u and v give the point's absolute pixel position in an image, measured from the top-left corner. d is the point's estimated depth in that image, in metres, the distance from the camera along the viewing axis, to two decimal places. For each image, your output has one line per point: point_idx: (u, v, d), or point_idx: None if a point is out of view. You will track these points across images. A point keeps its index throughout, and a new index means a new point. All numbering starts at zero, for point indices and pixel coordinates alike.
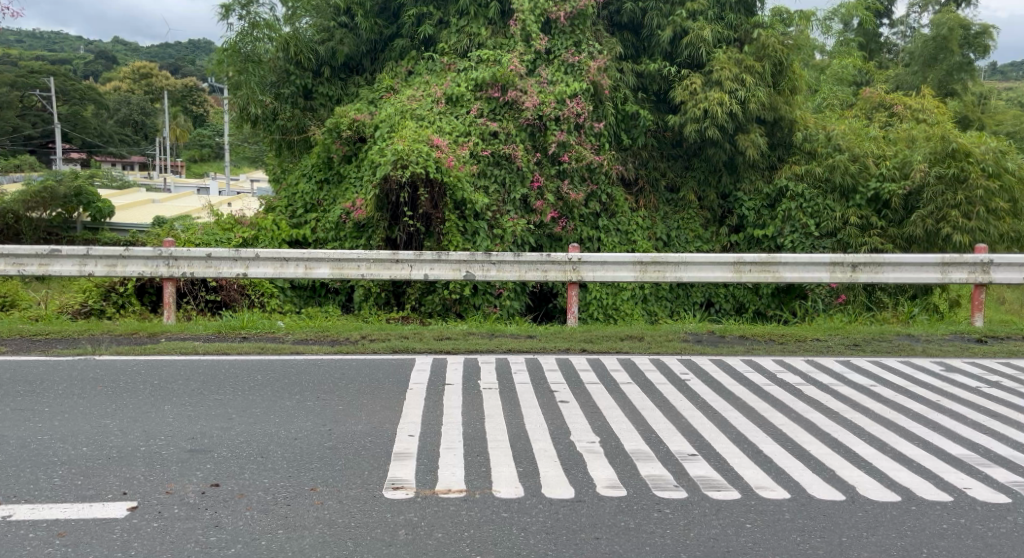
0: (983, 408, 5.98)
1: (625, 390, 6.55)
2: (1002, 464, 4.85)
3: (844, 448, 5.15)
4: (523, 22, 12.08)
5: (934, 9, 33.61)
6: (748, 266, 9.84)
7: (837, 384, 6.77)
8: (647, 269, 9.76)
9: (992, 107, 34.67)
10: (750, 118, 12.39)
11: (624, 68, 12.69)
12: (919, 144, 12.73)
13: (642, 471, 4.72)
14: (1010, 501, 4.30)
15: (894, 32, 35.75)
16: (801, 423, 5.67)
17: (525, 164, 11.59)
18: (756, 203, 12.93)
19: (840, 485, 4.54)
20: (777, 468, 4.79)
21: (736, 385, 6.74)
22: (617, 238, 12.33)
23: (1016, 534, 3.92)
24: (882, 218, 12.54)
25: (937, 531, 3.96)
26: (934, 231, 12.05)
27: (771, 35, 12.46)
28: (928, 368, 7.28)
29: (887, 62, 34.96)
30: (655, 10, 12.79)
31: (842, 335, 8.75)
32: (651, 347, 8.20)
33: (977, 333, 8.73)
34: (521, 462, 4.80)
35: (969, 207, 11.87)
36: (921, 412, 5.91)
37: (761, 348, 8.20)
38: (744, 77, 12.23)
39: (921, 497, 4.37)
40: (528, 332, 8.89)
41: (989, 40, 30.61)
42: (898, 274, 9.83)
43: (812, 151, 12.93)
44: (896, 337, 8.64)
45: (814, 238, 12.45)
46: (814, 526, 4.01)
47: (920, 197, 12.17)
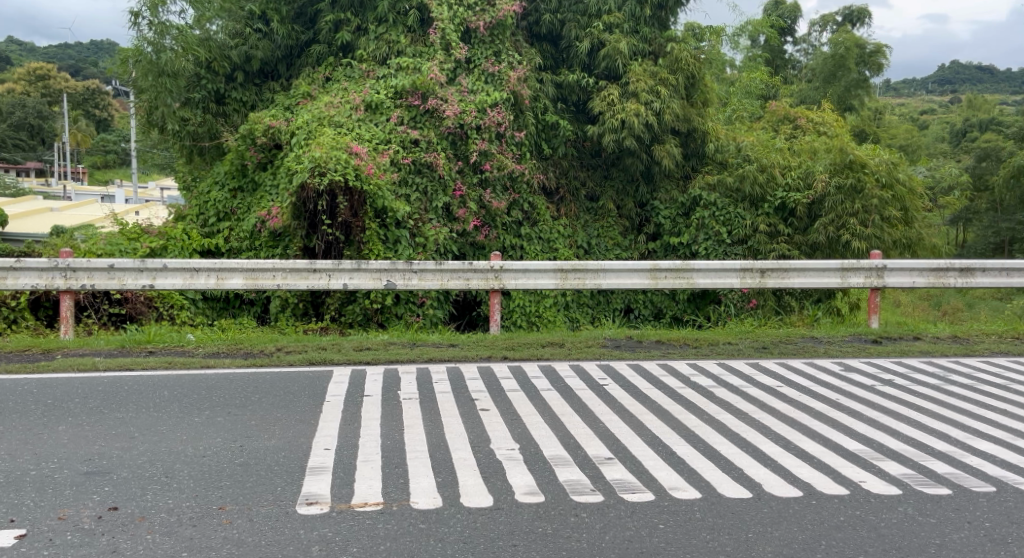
0: (877, 405, 6.30)
1: (545, 396, 6.60)
2: (894, 457, 5.12)
3: (752, 447, 5.34)
4: (443, 30, 12.11)
5: (832, 28, 35.32)
6: (664, 272, 10.06)
7: (746, 386, 7.02)
8: (567, 277, 9.88)
9: (886, 122, 36.68)
10: (665, 129, 12.73)
11: (544, 78, 12.84)
12: (821, 156, 13.35)
13: (561, 476, 4.77)
14: (902, 492, 4.53)
15: (797, 49, 37.41)
16: (714, 424, 5.85)
17: (447, 172, 11.57)
18: (672, 211, 13.27)
19: (748, 483, 4.70)
20: (690, 469, 4.93)
21: (652, 389, 6.90)
22: (539, 246, 12.53)
23: (906, 524, 4.14)
24: (789, 226, 13.08)
25: (835, 523, 4.15)
26: (836, 237, 12.62)
27: (684, 49, 12.84)
28: (829, 368, 7.63)
29: (792, 78, 36.51)
30: (573, 21, 13.02)
31: (752, 338, 9.06)
32: (572, 353, 8.32)
33: (873, 334, 9.24)
34: (440, 472, 4.78)
35: (866, 216, 12.48)
36: (822, 410, 6.19)
37: (676, 353, 8.42)
38: (659, 89, 12.55)
39: (821, 491, 4.57)
40: (450, 340, 8.87)
41: (882, 59, 32.42)
42: (804, 280, 10.25)
43: (723, 162, 13.51)
44: (801, 339, 9.03)
45: (727, 245, 12.92)
46: (723, 524, 4.14)
47: (823, 206, 12.75)
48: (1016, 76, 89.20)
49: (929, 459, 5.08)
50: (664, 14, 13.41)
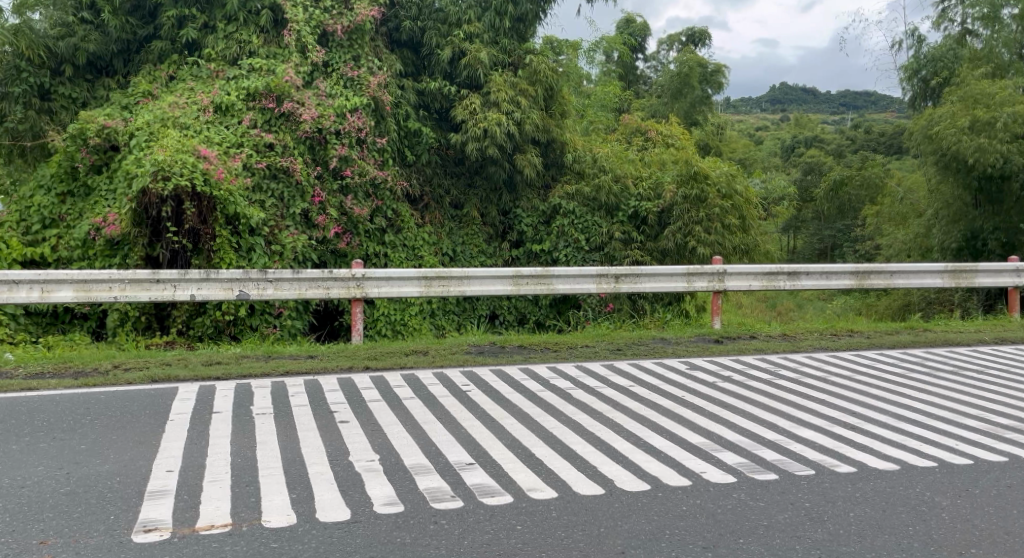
0: (718, 400, 6.71)
1: (407, 405, 6.56)
2: (731, 448, 5.47)
3: (605, 445, 5.55)
4: (298, 32, 11.76)
5: (678, 47, 37.32)
6: (525, 278, 10.28)
7: (601, 386, 7.27)
8: (431, 284, 9.87)
9: (727, 138, 39.22)
10: (525, 138, 13.00)
11: (405, 86, 12.79)
12: (669, 167, 14.13)
13: (421, 485, 4.76)
14: (737, 480, 4.85)
15: (648, 66, 39.33)
16: (571, 425, 6.02)
17: (305, 178, 11.29)
18: (534, 219, 13.57)
19: (600, 480, 4.88)
20: (546, 470, 5.05)
21: (513, 393, 7.02)
22: (403, 253, 12.45)
23: (740, 508, 4.44)
24: (641, 233, 13.73)
25: (678, 512, 4.39)
26: (683, 244, 13.37)
27: (542, 61, 13.09)
28: (675, 367, 8.05)
29: (642, 93, 38.28)
30: (433, 30, 13.05)
31: (608, 340, 9.46)
32: (436, 360, 8.31)
33: (715, 334, 9.83)
34: (296, 488, 4.65)
35: (709, 223, 13.31)
36: (670, 407, 6.51)
37: (537, 357, 8.61)
38: (519, 100, 12.81)
39: (666, 484, 4.81)
40: (308, 352, 8.65)
41: (723, 79, 34.64)
42: (652, 284, 10.75)
43: (580, 172, 13.83)
44: (652, 340, 9.49)
45: (585, 252, 13.40)
46: (577, 521, 4.27)
47: (671, 214, 13.48)
48: (834, 97, 98.09)
49: (761, 448, 5.46)
50: (523, 26, 13.60)
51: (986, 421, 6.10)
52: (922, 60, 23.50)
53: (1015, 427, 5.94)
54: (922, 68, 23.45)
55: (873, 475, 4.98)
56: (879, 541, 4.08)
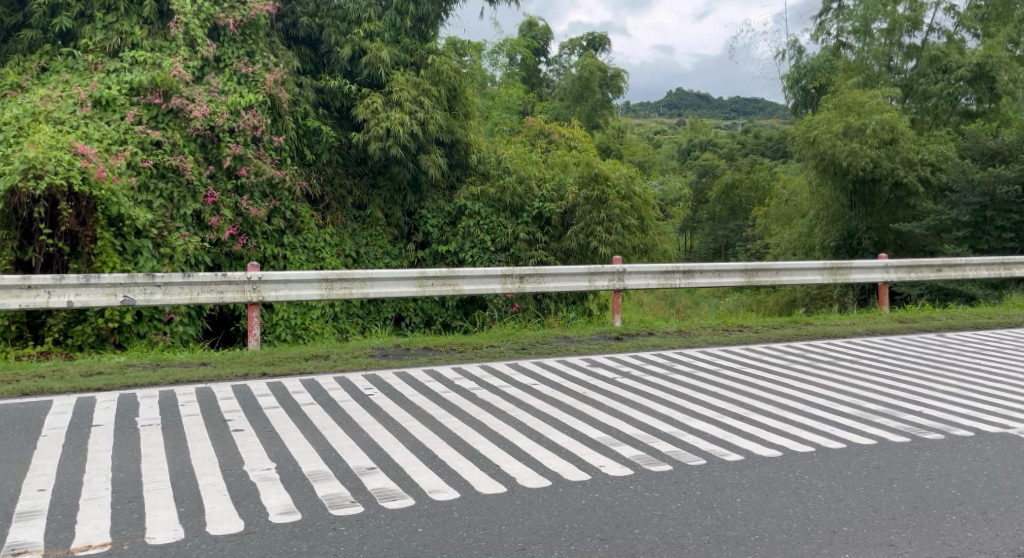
0: (617, 396, 6.83)
1: (306, 411, 6.37)
2: (629, 441, 5.57)
3: (508, 443, 5.54)
4: (186, 25, 11.25)
5: (580, 51, 37.91)
6: (430, 279, 10.16)
7: (505, 386, 7.28)
8: (332, 287, 9.63)
9: (627, 141, 40.15)
10: (429, 139, 12.88)
11: (303, 83, 12.46)
12: (571, 169, 14.32)
13: (319, 492, 4.62)
14: (633, 472, 4.94)
15: (550, 69, 39.79)
16: (474, 425, 5.98)
17: (196, 178, 10.84)
18: (439, 220, 13.43)
19: (502, 478, 4.86)
20: (448, 470, 5.00)
21: (417, 395, 6.93)
22: (304, 255, 12.16)
23: (636, 500, 4.52)
24: (545, 234, 13.87)
25: (578, 506, 4.43)
26: (585, 244, 13.63)
27: (444, 62, 13.01)
28: (577, 364, 8.16)
29: (545, 95, 38.72)
30: (332, 27, 12.77)
31: (513, 340, 9.47)
32: (337, 364, 8.12)
33: (616, 332, 10.01)
34: (184, 501, 4.43)
35: (609, 224, 13.65)
36: (571, 404, 6.58)
37: (443, 358, 8.53)
38: (422, 100, 12.66)
39: (566, 479, 4.85)
40: (201, 359, 8.28)
41: (622, 83, 35.40)
42: (556, 283, 10.84)
43: (485, 173, 13.81)
44: (556, 338, 9.58)
45: (491, 253, 13.41)
46: (478, 520, 4.24)
47: (573, 215, 13.73)
48: (726, 103, 102.04)
49: (658, 440, 5.58)
50: (425, 27, 13.50)
51: (859, 407, 6.47)
52: (802, 69, 24.55)
53: (885, 411, 6.33)
54: (802, 77, 24.51)
55: (759, 462, 5.17)
56: (763, 524, 4.25)
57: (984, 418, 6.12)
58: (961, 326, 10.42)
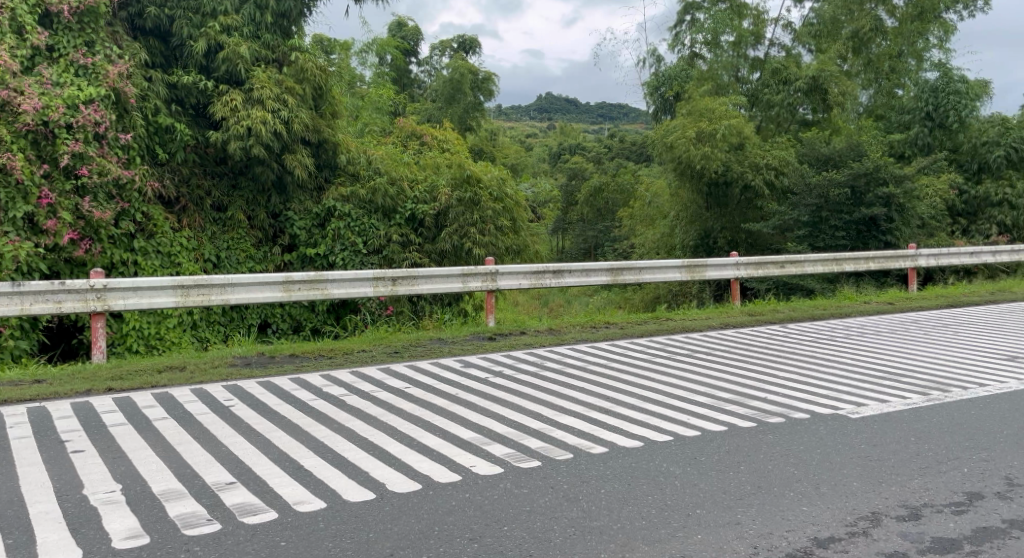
0: (489, 395, 6.90)
1: (159, 427, 6.05)
2: (499, 440, 5.64)
3: (378, 449, 5.47)
4: (13, 11, 10.34)
5: (450, 53, 37.97)
6: (297, 284, 9.86)
7: (377, 391, 7.19)
8: (188, 293, 9.18)
9: (499, 143, 40.58)
10: (294, 138, 12.47)
11: (153, 77, 11.80)
12: (443, 171, 14.36)
13: (171, 512, 4.40)
14: (503, 470, 5.02)
15: (421, 70, 39.70)
16: (343, 432, 5.88)
17: (28, 177, 9.91)
18: (306, 222, 13.05)
19: (371, 485, 4.81)
20: (315, 480, 4.89)
21: (282, 404, 6.72)
22: (157, 260, 11.61)
23: (506, 497, 4.60)
24: (419, 236, 13.81)
25: (447, 508, 4.45)
26: (459, 245, 13.68)
27: (308, 60, 12.70)
28: (450, 366, 8.17)
29: (416, 96, 38.53)
30: (184, 19, 12.15)
31: (385, 344, 9.36)
32: (195, 376, 7.74)
33: (489, 332, 10.09)
34: (13, 532, 4.10)
35: (483, 225, 13.80)
36: (444, 406, 6.58)
37: (310, 365, 8.31)
38: (286, 98, 12.29)
39: (437, 481, 4.85)
40: (35, 376, 7.66)
41: (493, 86, 35.73)
42: (430, 285, 10.80)
43: (355, 174, 13.58)
44: (429, 341, 9.54)
45: (362, 255, 13.19)
46: (345, 529, 4.18)
47: (447, 217, 13.76)
48: (593, 109, 105.18)
49: (528, 437, 5.69)
50: (286, 22, 13.03)
51: (713, 396, 6.86)
52: (660, 78, 25.81)
53: (736, 399, 6.75)
54: (661, 84, 25.74)
55: (623, 453, 5.38)
56: (625, 513, 4.43)
57: (821, 401, 6.65)
58: (801, 317, 11.25)
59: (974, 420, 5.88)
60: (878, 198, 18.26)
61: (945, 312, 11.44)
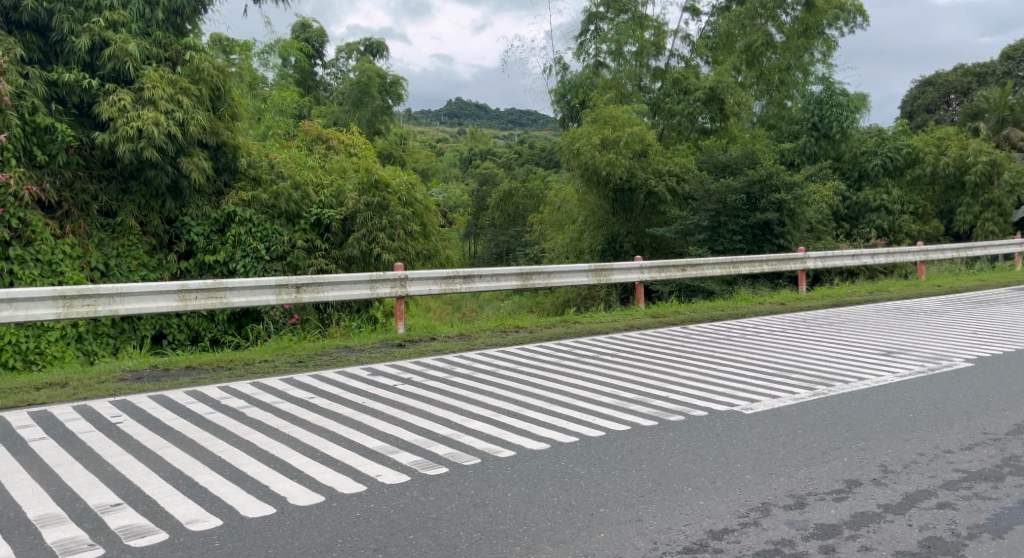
0: (396, 403, 6.87)
1: (36, 448, 5.75)
2: (406, 447, 5.64)
3: (280, 462, 5.37)
4: None
5: (357, 56, 37.55)
6: (193, 292, 9.55)
7: (279, 401, 7.04)
8: (72, 305, 8.73)
9: (409, 148, 40.43)
10: (190, 140, 12.04)
11: (30, 74, 11.12)
12: (350, 175, 14.25)
13: (49, 538, 4.20)
14: (410, 478, 5.02)
15: (327, 72, 39.20)
16: (242, 446, 5.74)
17: None
18: (205, 228, 12.61)
19: (271, 499, 4.73)
20: (210, 497, 4.76)
21: (176, 419, 6.50)
22: (37, 269, 11.00)
23: (412, 505, 4.61)
24: (325, 241, 13.62)
25: (351, 519, 4.42)
26: (368, 251, 13.52)
27: (204, 59, 12.33)
28: (357, 374, 8.08)
29: (322, 99, 37.96)
30: (65, 13, 11.55)
31: (289, 353, 9.18)
32: (79, 392, 7.40)
33: (398, 339, 10.04)
34: None
35: (392, 230, 13.65)
36: (349, 415, 6.51)
37: (206, 378, 8.05)
38: (180, 99, 11.87)
39: (340, 492, 4.81)
40: None
41: (401, 90, 35.53)
42: (336, 292, 10.63)
43: (257, 177, 13.28)
44: (335, 349, 9.41)
45: (265, 262, 12.97)
46: (243, 546, 4.09)
47: (354, 222, 13.63)
48: (502, 114, 105.89)
49: (435, 444, 5.70)
50: (180, 20, 12.73)
51: (618, 396, 7.06)
52: (566, 85, 25.71)
53: (638, 399, 6.96)
54: (567, 92, 25.77)
55: (529, 456, 5.47)
56: (530, 515, 4.52)
57: (718, 398, 6.95)
58: (702, 318, 11.69)
59: (855, 412, 6.28)
60: (771, 204, 19.16)
61: (831, 310, 12.13)
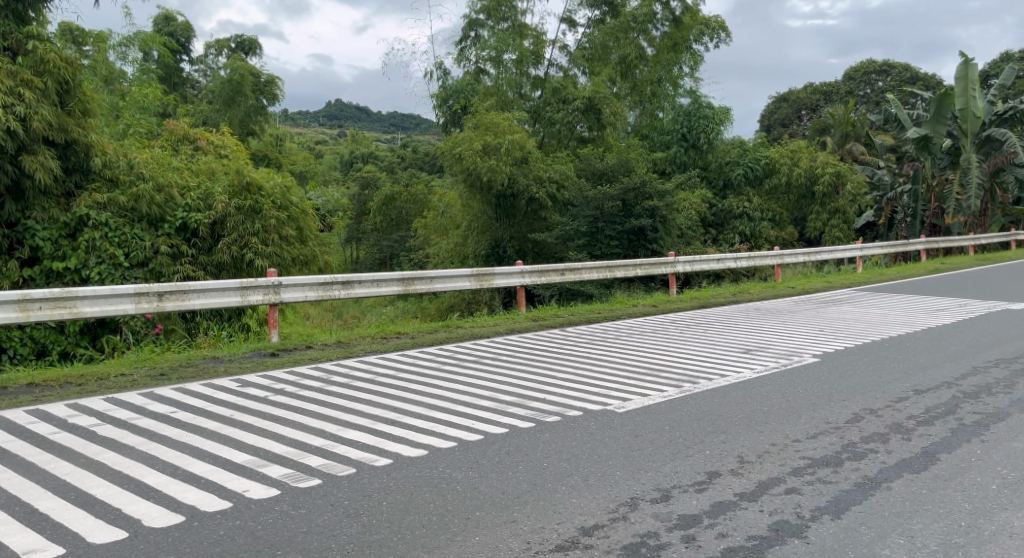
0: (267, 414, 6.69)
1: None
2: (277, 460, 5.50)
3: (135, 482, 5.12)
4: None
5: (227, 53, 36.23)
6: (37, 302, 8.89)
7: (135, 418, 6.70)
8: None
9: (285, 150, 39.43)
10: (34, 137, 11.10)
11: None
12: (218, 178, 13.81)
13: None
14: (280, 492, 4.92)
15: (195, 68, 37.68)
16: (91, 467, 5.42)
17: None
18: (53, 232, 11.62)
19: (125, 522, 4.51)
20: (53, 524, 4.48)
21: (17, 441, 6.08)
22: None
23: (281, 520, 4.52)
24: (192, 246, 13.07)
25: (214, 538, 4.29)
26: (239, 256, 13.22)
27: (50, 50, 11.45)
28: (225, 386, 7.80)
29: (189, 97, 36.43)
30: None
31: (149, 366, 8.75)
32: None
33: (271, 348, 9.77)
34: None
35: (265, 234, 13.45)
36: (215, 429, 6.28)
37: (53, 395, 7.54)
38: (23, 92, 10.94)
39: (202, 511, 4.65)
40: None
41: (277, 90, 34.58)
42: (202, 300, 10.23)
43: (113, 178, 12.41)
44: (202, 360, 9.06)
45: (124, 269, 12.17)
46: None
47: (224, 226, 13.21)
48: (385, 118, 104.72)
49: (307, 456, 5.60)
50: (21, 7, 11.89)
51: (496, 400, 7.16)
52: (448, 90, 25.74)
53: (516, 401, 7.09)
54: (449, 97, 25.72)
55: (406, 463, 5.47)
56: (406, 522, 4.53)
57: (592, 398, 7.17)
58: (579, 321, 12.01)
59: (717, 407, 6.65)
60: (644, 210, 19.94)
61: (699, 312, 12.76)
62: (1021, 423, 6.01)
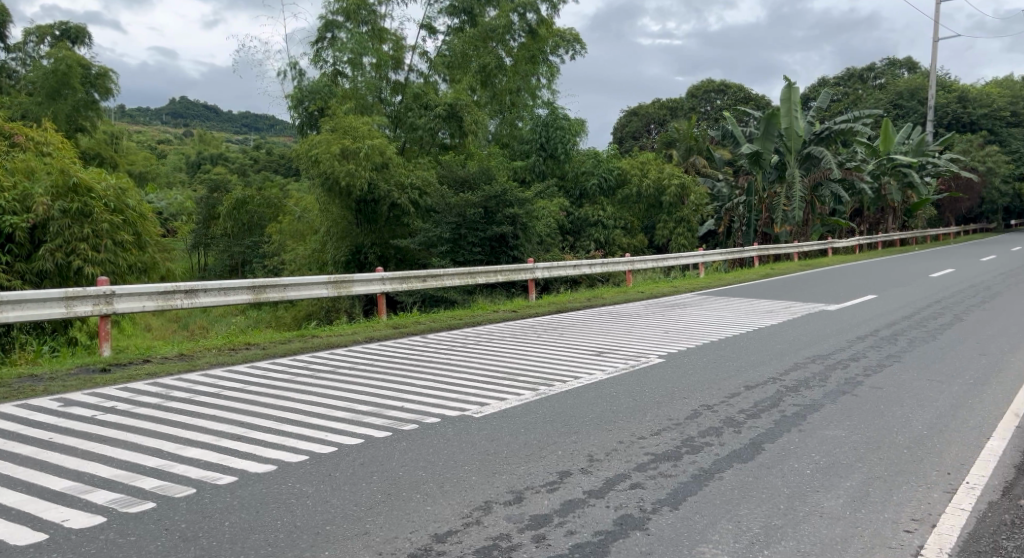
0: (94, 436, 6.21)
1: None
2: (103, 485, 5.11)
3: None
4: None
5: (50, 41, 33.55)
6: None
7: None
8: None
9: (122, 148, 36.98)
10: None
11: None
12: (39, 177, 12.66)
13: None
14: (106, 519, 4.57)
15: (13, 56, 34.64)
16: None
17: None
18: None
19: None
20: None
21: None
22: None
23: (107, 550, 4.21)
24: (7, 253, 11.97)
25: None
26: (65, 263, 12.26)
27: None
28: (45, 407, 7.17)
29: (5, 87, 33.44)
30: None
31: None
32: None
33: (100, 363, 9.08)
34: None
35: (96, 240, 12.57)
36: (32, 454, 5.75)
37: None
38: None
39: (12, 546, 4.25)
40: None
41: (109, 83, 32.38)
42: (19, 313, 9.27)
43: None
44: (17, 380, 8.27)
45: None
46: None
47: (46, 231, 12.21)
48: (236, 118, 100.44)
49: (138, 478, 5.24)
50: None
51: (352, 410, 7.01)
52: (305, 91, 24.87)
53: (373, 411, 6.96)
54: (305, 99, 24.85)
55: (252, 480, 5.24)
56: (249, 542, 4.35)
57: (451, 404, 7.17)
58: (439, 327, 11.98)
59: (570, 409, 6.82)
60: (505, 217, 20.27)
61: (556, 317, 13.05)
62: (834, 412, 6.55)
